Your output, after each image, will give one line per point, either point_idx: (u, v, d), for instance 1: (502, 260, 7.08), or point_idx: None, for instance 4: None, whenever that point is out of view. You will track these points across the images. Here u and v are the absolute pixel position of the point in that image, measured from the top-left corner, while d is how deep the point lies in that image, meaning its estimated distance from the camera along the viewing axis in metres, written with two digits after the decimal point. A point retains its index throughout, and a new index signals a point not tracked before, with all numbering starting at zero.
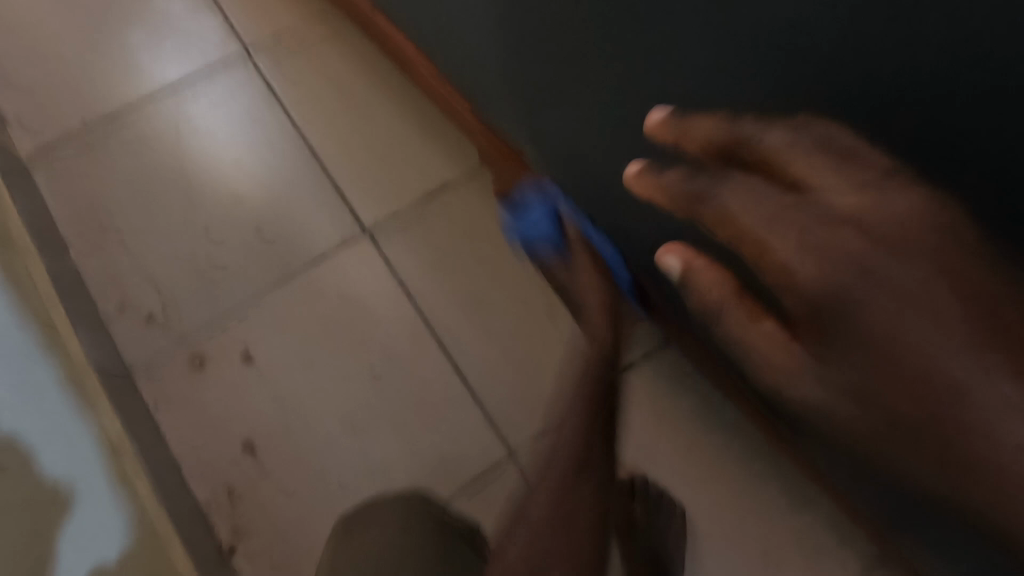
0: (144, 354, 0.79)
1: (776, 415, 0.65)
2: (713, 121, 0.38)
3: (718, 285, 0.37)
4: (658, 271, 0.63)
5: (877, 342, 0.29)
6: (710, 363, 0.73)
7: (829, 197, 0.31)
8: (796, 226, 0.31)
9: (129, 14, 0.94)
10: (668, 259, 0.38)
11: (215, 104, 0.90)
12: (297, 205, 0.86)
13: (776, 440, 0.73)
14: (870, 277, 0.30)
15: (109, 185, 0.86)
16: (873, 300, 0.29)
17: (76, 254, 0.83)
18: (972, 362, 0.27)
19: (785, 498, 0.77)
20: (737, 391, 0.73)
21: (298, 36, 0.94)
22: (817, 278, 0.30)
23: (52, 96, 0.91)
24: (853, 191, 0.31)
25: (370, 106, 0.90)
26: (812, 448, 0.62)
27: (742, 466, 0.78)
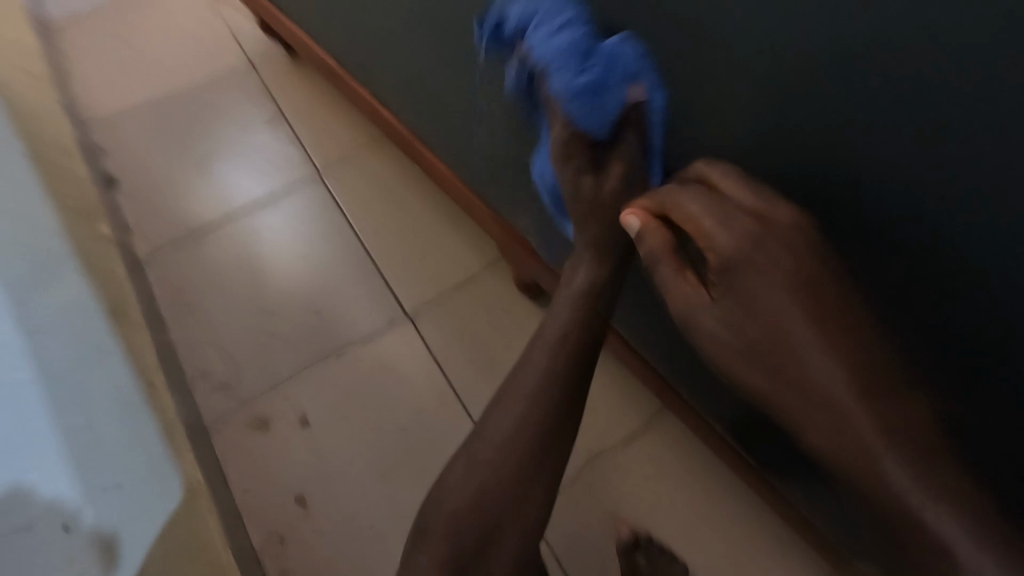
0: (218, 414, 0.95)
1: (762, 461, 0.72)
2: (702, 201, 0.41)
3: (663, 245, 0.43)
4: (647, 333, 0.75)
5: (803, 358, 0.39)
6: (697, 423, 0.82)
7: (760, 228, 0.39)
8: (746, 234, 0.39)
9: (230, 147, 1.22)
10: (631, 217, 0.44)
11: (289, 213, 1.13)
12: (350, 291, 1.04)
13: (765, 495, 0.79)
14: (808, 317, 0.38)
15: (203, 277, 1.07)
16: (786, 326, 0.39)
17: (171, 331, 1.02)
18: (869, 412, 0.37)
19: (773, 551, 0.83)
20: (725, 450, 0.81)
21: (358, 157, 1.18)
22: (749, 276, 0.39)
23: (167, 209, 1.16)
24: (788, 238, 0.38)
25: (411, 210, 1.11)
26: (796, 491, 0.69)
27: (733, 521, 0.85)
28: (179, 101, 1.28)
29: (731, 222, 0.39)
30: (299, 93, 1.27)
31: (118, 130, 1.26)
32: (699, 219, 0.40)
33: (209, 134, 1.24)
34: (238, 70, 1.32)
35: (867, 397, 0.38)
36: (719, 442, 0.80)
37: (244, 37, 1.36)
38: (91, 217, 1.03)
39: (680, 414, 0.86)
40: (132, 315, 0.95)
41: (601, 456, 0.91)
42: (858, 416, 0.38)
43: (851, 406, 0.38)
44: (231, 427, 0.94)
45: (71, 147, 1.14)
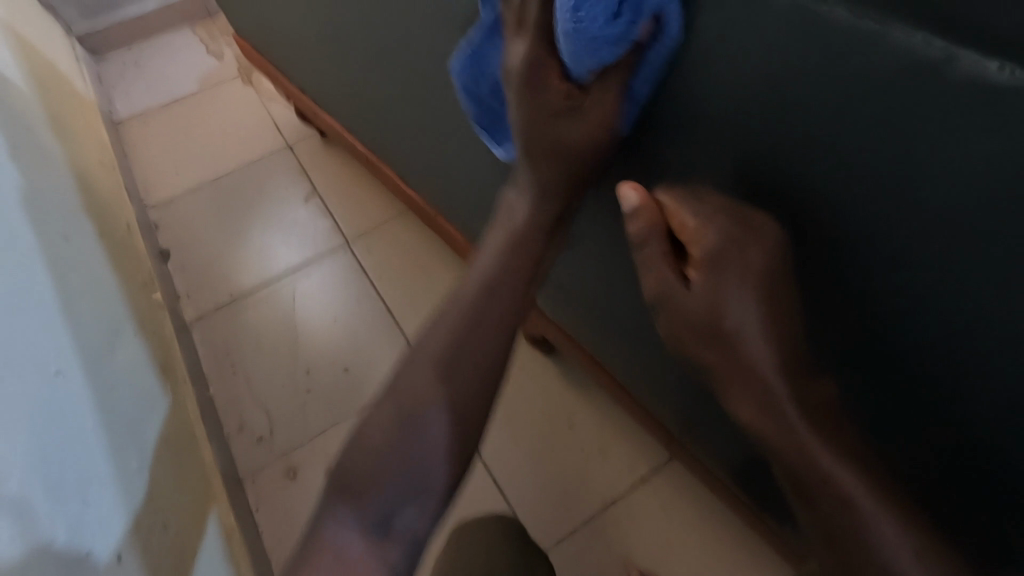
0: (253, 466, 1.02)
1: (762, 504, 0.75)
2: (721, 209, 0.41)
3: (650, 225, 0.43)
4: (642, 384, 0.80)
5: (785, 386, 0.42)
6: (700, 468, 0.86)
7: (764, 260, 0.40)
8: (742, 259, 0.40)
9: (270, 221, 1.36)
10: (628, 192, 0.43)
11: (320, 279, 1.24)
12: (375, 349, 1.13)
13: (771, 540, 0.81)
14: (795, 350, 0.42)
15: (242, 338, 1.18)
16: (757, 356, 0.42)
17: (213, 389, 1.12)
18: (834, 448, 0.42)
19: None
20: (728, 494, 0.84)
21: (382, 226, 1.30)
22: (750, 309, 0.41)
23: (212, 278, 1.28)
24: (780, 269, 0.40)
25: (431, 273, 1.21)
26: (794, 533, 0.71)
27: (742, 566, 0.87)
28: (226, 183, 1.44)
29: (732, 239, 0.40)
30: (331, 172, 1.41)
31: (173, 210, 1.41)
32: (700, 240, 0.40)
33: (252, 210, 1.38)
34: (279, 154, 1.48)
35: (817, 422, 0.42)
36: (723, 486, 0.83)
37: (284, 125, 1.53)
38: (148, 286, 1.16)
39: (684, 461, 0.90)
40: (180, 373, 1.05)
41: (612, 503, 0.94)
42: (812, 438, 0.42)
43: (806, 430, 0.42)
44: (265, 478, 1.01)
45: (133, 225, 1.29)
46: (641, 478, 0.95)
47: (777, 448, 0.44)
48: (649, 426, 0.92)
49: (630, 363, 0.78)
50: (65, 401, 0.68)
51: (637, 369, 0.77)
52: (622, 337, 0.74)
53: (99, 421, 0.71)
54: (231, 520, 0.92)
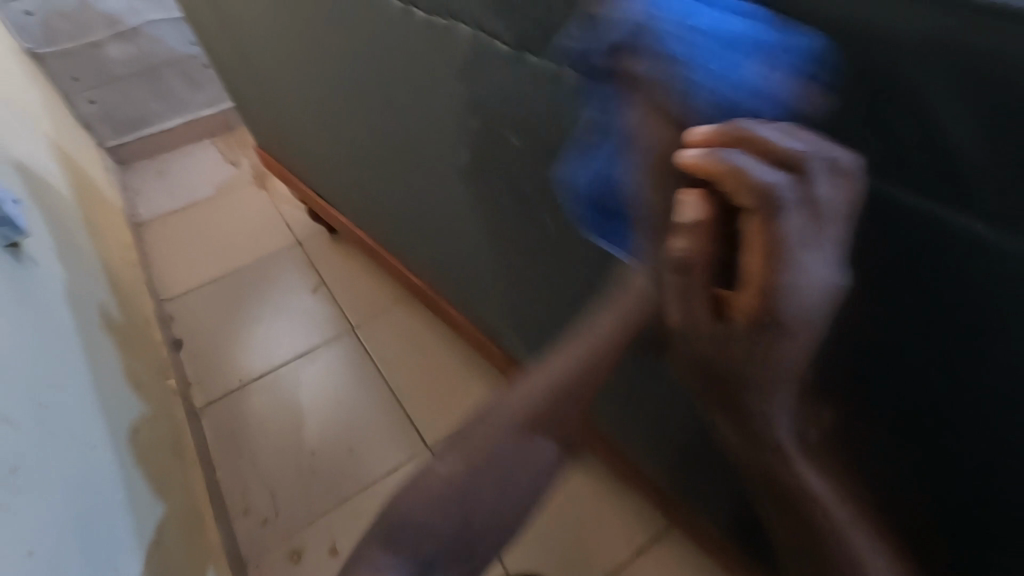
0: (257, 549, 1.03)
1: (753, 563, 0.79)
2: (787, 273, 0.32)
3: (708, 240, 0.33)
4: (632, 449, 0.86)
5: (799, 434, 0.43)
6: (694, 531, 0.89)
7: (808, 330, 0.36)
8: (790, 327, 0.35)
9: (279, 311, 1.45)
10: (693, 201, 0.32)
11: (326, 364, 1.31)
12: (378, 428, 1.18)
13: None
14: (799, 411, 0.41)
15: (249, 422, 1.22)
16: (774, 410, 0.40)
17: (219, 473, 1.15)
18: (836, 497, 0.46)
19: None
20: (722, 556, 0.87)
21: (385, 312, 1.39)
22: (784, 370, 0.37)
23: (222, 364, 1.35)
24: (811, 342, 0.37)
25: (432, 354, 1.28)
26: None
27: None
28: (239, 277, 1.54)
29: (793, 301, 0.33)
30: (338, 265, 1.52)
31: (187, 303, 1.50)
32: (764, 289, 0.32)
33: (262, 301, 1.47)
34: (289, 249, 1.60)
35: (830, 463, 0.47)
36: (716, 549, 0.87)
37: (295, 224, 1.67)
38: (162, 374, 1.22)
39: (678, 526, 0.93)
40: (190, 456, 1.08)
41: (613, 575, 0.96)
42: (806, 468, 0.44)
43: (819, 480, 0.45)
44: (269, 561, 1.02)
45: (150, 317, 1.37)
46: (639, 548, 0.97)
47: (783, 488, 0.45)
48: (643, 492, 0.96)
49: (621, 428, 0.83)
50: (98, 478, 0.72)
51: (627, 433, 0.83)
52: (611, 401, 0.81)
53: (124, 499, 0.75)
54: None
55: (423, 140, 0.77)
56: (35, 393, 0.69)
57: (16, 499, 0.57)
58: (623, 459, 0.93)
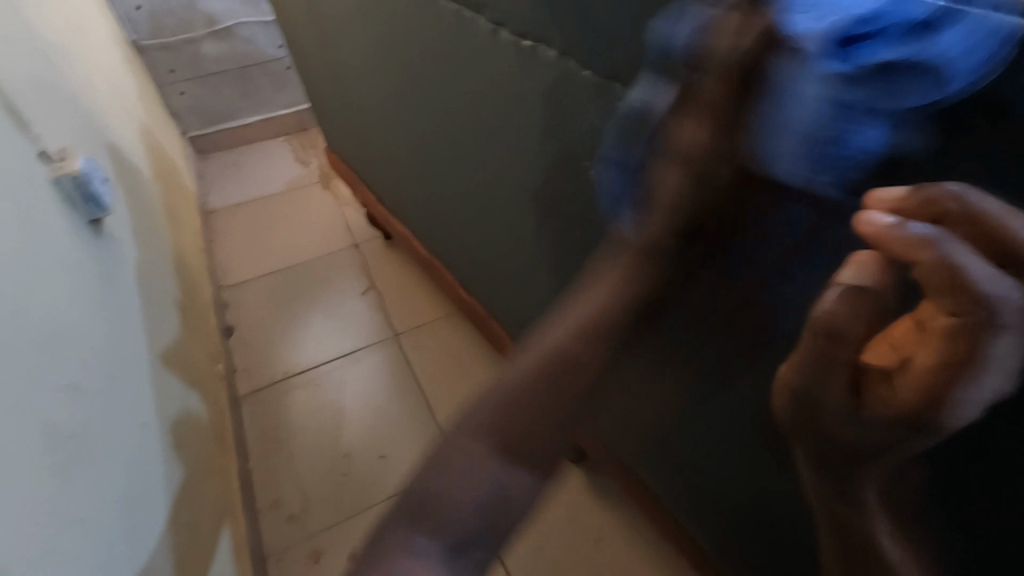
0: (280, 545, 1.04)
1: None
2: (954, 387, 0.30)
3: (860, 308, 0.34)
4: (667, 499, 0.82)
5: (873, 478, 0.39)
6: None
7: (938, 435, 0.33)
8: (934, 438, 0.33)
9: (326, 309, 1.47)
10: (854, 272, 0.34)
11: (367, 369, 1.32)
12: (409, 438, 1.18)
13: None
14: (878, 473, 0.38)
15: (285, 417, 1.24)
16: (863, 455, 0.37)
17: (253, 462, 1.16)
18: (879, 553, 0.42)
19: None
20: None
21: (427, 325, 1.39)
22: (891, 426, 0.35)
23: (267, 356, 1.38)
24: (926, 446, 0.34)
25: (471, 370, 1.28)
26: None
27: None
28: (295, 272, 1.59)
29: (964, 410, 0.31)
30: (390, 272, 1.54)
31: (243, 292, 1.55)
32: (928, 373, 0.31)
33: (312, 298, 1.51)
34: (344, 250, 1.63)
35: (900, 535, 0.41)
36: None
37: (354, 226, 1.71)
38: (213, 359, 1.25)
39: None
40: (229, 443, 1.10)
41: None
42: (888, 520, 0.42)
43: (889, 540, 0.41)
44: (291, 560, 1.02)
45: (208, 303, 1.42)
46: None
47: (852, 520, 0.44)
48: (674, 543, 0.91)
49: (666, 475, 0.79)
50: (146, 457, 0.74)
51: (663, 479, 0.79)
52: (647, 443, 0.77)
53: (166, 481, 0.77)
54: None
55: (492, 158, 0.77)
56: (101, 366, 0.72)
57: (73, 468, 0.59)
58: (660, 510, 0.87)
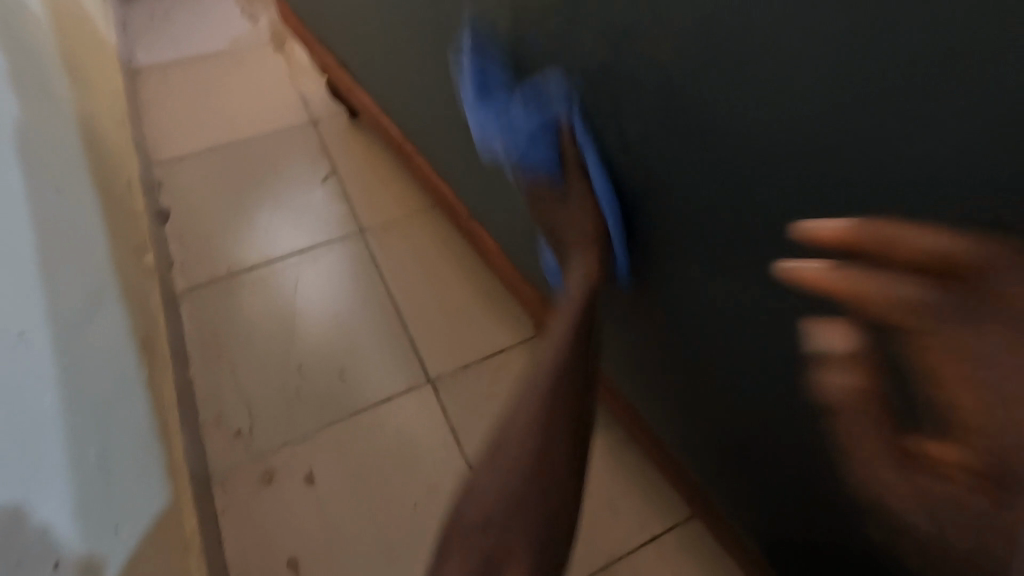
0: (226, 464, 0.92)
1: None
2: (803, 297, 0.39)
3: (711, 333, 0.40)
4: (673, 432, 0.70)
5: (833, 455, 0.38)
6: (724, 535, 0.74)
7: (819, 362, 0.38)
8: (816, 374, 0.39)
9: (279, 197, 1.27)
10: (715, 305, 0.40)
11: (328, 268, 1.15)
12: (374, 350, 1.04)
13: None
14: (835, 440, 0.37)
15: (231, 320, 1.08)
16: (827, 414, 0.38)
17: (193, 370, 1.02)
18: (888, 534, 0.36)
19: None
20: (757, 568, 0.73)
21: (397, 222, 1.21)
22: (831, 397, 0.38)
23: (209, 249, 1.19)
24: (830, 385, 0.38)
25: (447, 276, 1.13)
26: None
27: None
28: (243, 150, 1.35)
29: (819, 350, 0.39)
30: (356, 156, 1.32)
31: (181, 170, 1.32)
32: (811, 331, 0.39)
33: (263, 183, 1.29)
34: (300, 127, 1.39)
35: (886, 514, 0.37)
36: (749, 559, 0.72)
37: (312, 99, 1.44)
38: (141, 249, 1.06)
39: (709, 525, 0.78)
40: (162, 349, 0.95)
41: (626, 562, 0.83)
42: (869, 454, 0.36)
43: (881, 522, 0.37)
44: (238, 481, 0.91)
45: (133, 181, 1.19)
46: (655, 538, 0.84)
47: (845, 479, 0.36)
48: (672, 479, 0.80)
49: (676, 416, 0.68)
50: (31, 382, 0.59)
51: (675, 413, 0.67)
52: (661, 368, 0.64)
53: (65, 409, 0.63)
54: (192, 526, 0.79)
55: None
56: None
57: None
58: (660, 446, 0.77)
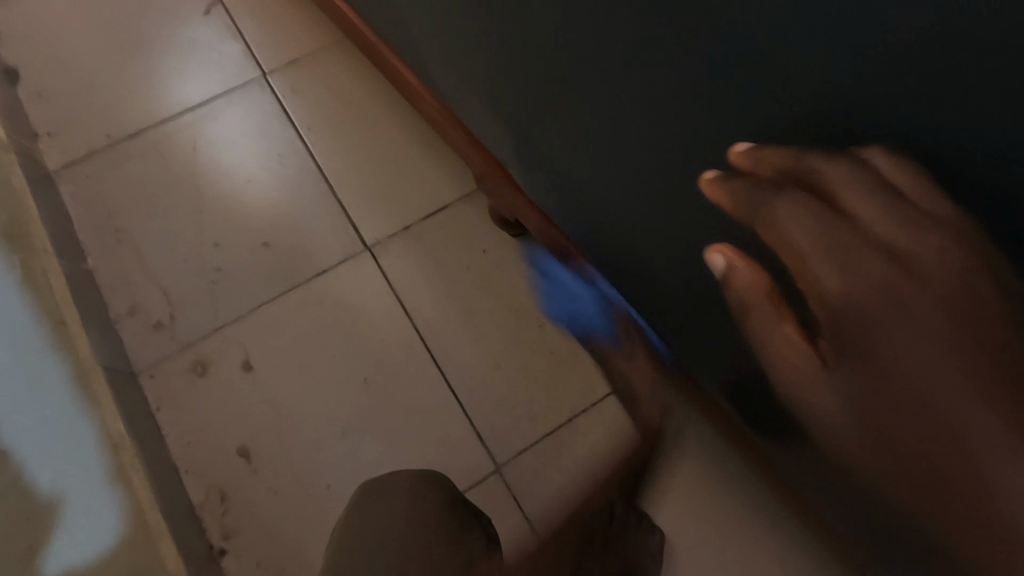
0: (151, 357, 0.84)
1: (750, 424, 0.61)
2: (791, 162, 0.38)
3: (756, 287, 0.44)
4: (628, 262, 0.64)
5: (910, 383, 0.34)
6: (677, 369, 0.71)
7: (827, 286, 0.37)
8: (848, 263, 0.35)
9: (157, 39, 1.02)
10: (716, 258, 0.45)
11: (231, 126, 0.97)
12: (300, 218, 0.91)
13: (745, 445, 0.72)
14: (893, 305, 0.34)
15: (125, 196, 0.92)
16: (892, 350, 0.35)
17: (91, 259, 0.88)
18: (994, 439, 0.31)
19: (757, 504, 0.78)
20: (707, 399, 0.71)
21: (306, 58, 1.00)
22: (840, 294, 0.36)
23: (80, 112, 0.98)
24: (863, 281, 0.35)
25: (375, 122, 0.96)
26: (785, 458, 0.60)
27: (716, 473, 0.79)
28: None
29: (822, 230, 0.36)
30: None
31: (21, 12, 1.04)
32: (808, 252, 0.37)
33: (130, 22, 1.04)
34: None
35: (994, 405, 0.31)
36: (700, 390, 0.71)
37: None
38: None
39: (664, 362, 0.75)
40: (40, 239, 0.80)
41: (580, 412, 0.83)
42: (953, 382, 0.32)
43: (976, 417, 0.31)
44: (169, 372, 0.83)
45: None
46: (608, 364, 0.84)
47: (941, 460, 0.33)
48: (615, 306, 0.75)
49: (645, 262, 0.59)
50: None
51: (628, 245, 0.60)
52: (610, 185, 0.56)
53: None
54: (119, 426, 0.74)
55: None
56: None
57: None
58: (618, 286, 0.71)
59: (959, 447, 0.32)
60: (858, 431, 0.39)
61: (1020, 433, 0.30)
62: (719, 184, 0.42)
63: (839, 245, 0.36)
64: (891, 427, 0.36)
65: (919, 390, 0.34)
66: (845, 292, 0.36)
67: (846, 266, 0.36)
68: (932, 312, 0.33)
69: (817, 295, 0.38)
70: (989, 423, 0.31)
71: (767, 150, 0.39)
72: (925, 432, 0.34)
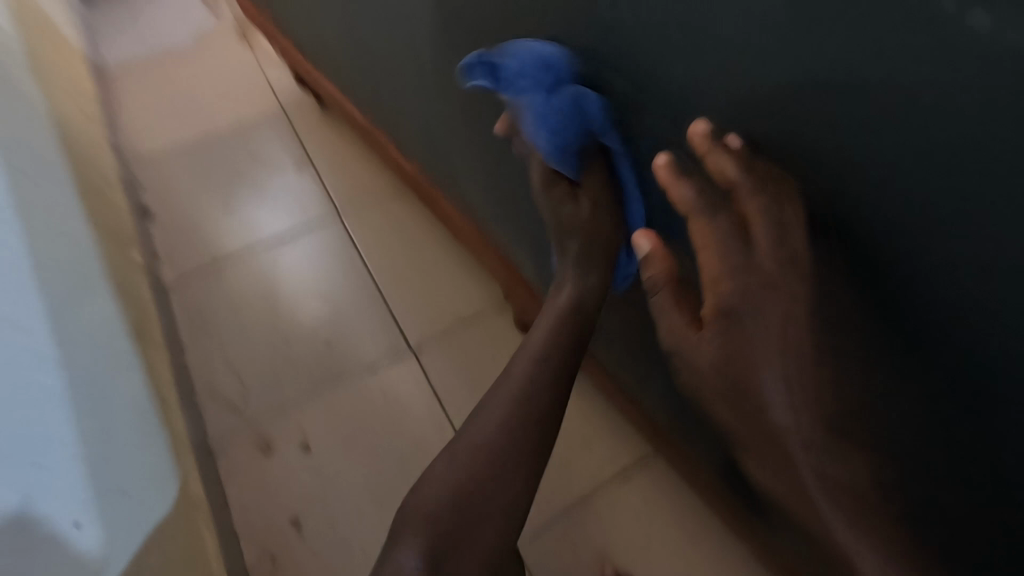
0: (225, 436, 0.99)
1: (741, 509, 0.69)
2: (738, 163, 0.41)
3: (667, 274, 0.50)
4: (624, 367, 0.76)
5: (755, 389, 0.43)
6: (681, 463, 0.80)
7: (720, 288, 0.45)
8: (743, 277, 0.43)
9: (257, 185, 1.31)
10: (642, 241, 0.52)
11: (308, 250, 1.20)
12: (357, 323, 1.11)
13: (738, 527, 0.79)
14: (766, 331, 0.42)
15: (219, 304, 1.14)
16: (760, 371, 0.43)
17: (187, 354, 1.08)
18: (835, 500, 0.40)
19: None
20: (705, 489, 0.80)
21: (371, 199, 1.26)
22: (732, 293, 0.44)
23: (192, 239, 1.24)
24: (733, 277, 0.44)
25: (422, 247, 1.19)
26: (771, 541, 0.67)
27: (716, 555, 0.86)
28: (216, 143, 1.39)
29: (727, 252, 0.44)
30: (327, 140, 1.37)
31: (158, 167, 1.36)
32: (709, 242, 0.45)
33: (238, 173, 1.34)
34: (270, 117, 1.43)
35: (837, 479, 0.40)
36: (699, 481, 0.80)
37: (281, 87, 1.48)
38: (125, 244, 1.11)
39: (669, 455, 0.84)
40: (155, 335, 1.01)
41: (592, 497, 0.92)
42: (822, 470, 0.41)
43: (821, 479, 0.41)
44: (239, 449, 0.98)
45: (112, 180, 1.24)
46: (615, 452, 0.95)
47: (780, 466, 0.43)
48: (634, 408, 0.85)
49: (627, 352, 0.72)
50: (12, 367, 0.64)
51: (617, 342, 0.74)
52: None
53: (47, 394, 0.67)
54: (198, 490, 0.87)
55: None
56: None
57: None
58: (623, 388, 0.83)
59: (800, 487, 0.42)
60: (713, 388, 0.47)
61: (861, 507, 0.40)
62: (671, 171, 0.46)
63: (737, 266, 0.44)
64: (744, 406, 0.44)
65: (781, 416, 0.42)
66: (742, 303, 0.44)
67: (741, 272, 0.43)
68: (797, 350, 0.41)
69: (712, 290, 0.46)
70: (840, 526, 0.40)
71: (716, 143, 0.42)
72: (767, 440, 0.43)
